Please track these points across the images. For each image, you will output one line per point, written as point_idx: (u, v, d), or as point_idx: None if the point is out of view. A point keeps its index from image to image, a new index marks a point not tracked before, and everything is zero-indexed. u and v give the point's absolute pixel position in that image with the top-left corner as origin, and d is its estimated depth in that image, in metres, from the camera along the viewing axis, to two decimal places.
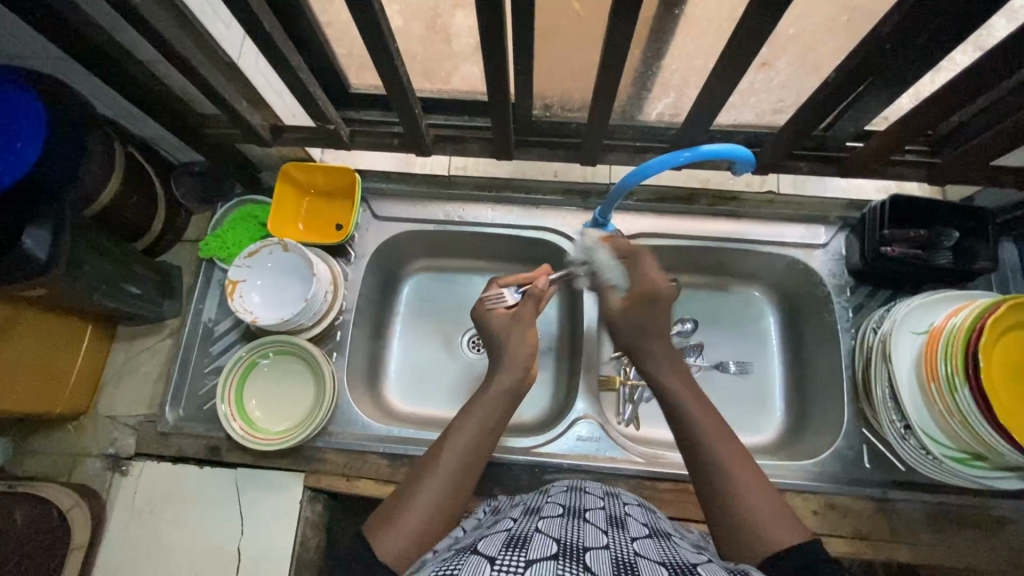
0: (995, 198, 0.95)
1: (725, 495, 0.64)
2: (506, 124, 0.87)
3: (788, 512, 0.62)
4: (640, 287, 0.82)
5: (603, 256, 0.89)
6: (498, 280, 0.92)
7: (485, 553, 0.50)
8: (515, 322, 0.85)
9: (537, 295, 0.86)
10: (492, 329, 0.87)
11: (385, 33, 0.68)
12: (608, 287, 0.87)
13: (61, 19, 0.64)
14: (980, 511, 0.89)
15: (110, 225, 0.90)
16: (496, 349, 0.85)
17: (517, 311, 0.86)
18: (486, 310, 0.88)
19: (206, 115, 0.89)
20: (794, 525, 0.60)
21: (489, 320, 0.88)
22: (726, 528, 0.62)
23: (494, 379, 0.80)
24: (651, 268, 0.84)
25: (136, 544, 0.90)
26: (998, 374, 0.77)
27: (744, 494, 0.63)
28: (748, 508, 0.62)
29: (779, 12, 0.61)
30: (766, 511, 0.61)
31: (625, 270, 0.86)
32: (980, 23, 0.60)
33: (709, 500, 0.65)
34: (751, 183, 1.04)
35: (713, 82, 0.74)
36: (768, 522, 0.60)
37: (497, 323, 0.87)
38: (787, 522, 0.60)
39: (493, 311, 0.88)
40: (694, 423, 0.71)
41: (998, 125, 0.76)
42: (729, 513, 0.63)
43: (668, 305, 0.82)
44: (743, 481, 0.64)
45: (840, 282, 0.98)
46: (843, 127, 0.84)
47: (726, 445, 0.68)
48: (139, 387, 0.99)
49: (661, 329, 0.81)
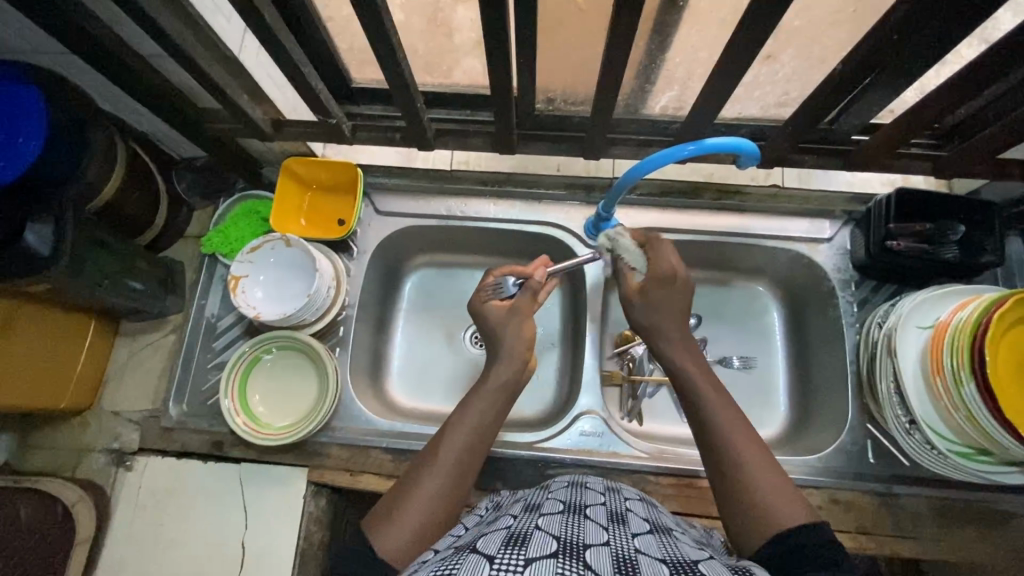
0: (1002, 191, 0.94)
1: (736, 486, 0.63)
2: (509, 118, 0.86)
3: (803, 504, 0.61)
4: (656, 270, 0.80)
5: (625, 242, 0.85)
6: (491, 271, 0.89)
7: (484, 552, 0.49)
8: (513, 315, 0.85)
9: (533, 288, 0.85)
10: (489, 321, 0.86)
11: (387, 27, 0.68)
12: (627, 271, 0.85)
13: (60, 13, 0.64)
14: (986, 506, 0.89)
15: (112, 221, 0.90)
16: (495, 341, 0.84)
17: (514, 303, 0.85)
18: (484, 303, 0.87)
19: (207, 110, 0.89)
20: (805, 514, 0.60)
21: (486, 316, 0.86)
22: (741, 520, 0.62)
23: (490, 373, 0.80)
24: (666, 251, 0.81)
25: (140, 539, 0.91)
26: (1004, 368, 0.77)
27: (756, 484, 0.63)
28: (758, 499, 0.61)
29: (784, 4, 0.60)
30: (778, 500, 0.61)
31: (642, 253, 0.84)
32: (988, 15, 0.59)
33: (720, 492, 0.65)
34: (756, 177, 1.04)
35: (717, 75, 0.73)
36: (779, 513, 0.60)
37: (495, 315, 0.86)
38: (798, 511, 0.60)
39: (489, 304, 0.86)
40: (703, 413, 0.70)
41: (1006, 117, 0.75)
42: (739, 505, 0.62)
43: (682, 290, 0.80)
44: (755, 472, 0.64)
45: (844, 276, 0.98)
46: (847, 120, 0.84)
47: (739, 435, 0.67)
48: (142, 383, 0.99)
49: (677, 312, 0.79)
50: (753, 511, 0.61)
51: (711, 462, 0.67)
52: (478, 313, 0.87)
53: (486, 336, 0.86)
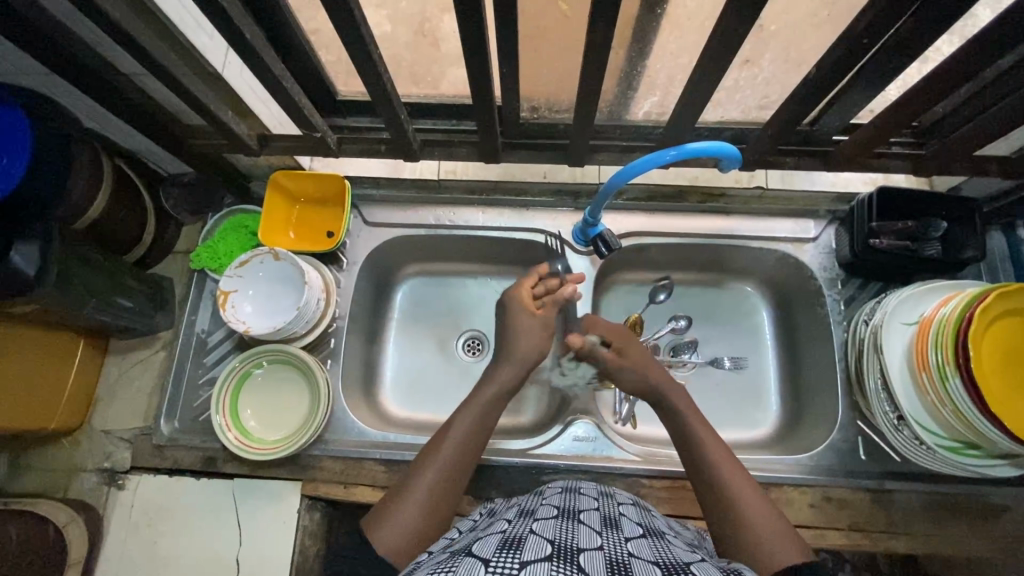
0: (983, 188, 0.95)
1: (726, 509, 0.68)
2: (493, 128, 0.87)
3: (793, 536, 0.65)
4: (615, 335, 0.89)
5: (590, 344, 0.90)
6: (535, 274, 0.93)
7: (479, 555, 0.49)
8: (538, 324, 0.88)
9: (560, 301, 0.90)
10: (512, 321, 0.89)
11: (368, 40, 0.68)
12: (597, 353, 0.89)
13: (45, 37, 0.65)
14: (979, 501, 0.89)
15: (99, 239, 0.90)
16: (510, 338, 0.88)
17: (544, 316, 0.89)
18: (513, 297, 0.90)
19: (194, 126, 0.89)
20: (791, 547, 0.64)
21: (513, 316, 0.89)
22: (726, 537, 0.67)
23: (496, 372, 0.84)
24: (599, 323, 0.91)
25: (133, 557, 0.90)
26: (990, 364, 0.77)
27: (750, 520, 0.66)
28: (739, 519, 0.66)
29: (759, 8, 0.61)
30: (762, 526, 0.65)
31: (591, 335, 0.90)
32: (956, 17, 0.60)
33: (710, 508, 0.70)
34: (740, 180, 1.02)
35: (696, 82, 0.74)
36: (774, 546, 0.63)
37: (522, 323, 0.88)
38: (786, 546, 0.63)
39: (512, 303, 0.90)
40: (701, 456, 0.74)
41: (983, 114, 0.76)
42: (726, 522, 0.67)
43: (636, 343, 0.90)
44: (743, 499, 0.68)
45: (830, 275, 0.99)
46: (827, 121, 0.85)
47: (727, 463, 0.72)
48: (133, 401, 0.99)
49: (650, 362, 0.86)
50: (742, 535, 0.65)
51: (708, 500, 0.70)
52: (508, 304, 0.90)
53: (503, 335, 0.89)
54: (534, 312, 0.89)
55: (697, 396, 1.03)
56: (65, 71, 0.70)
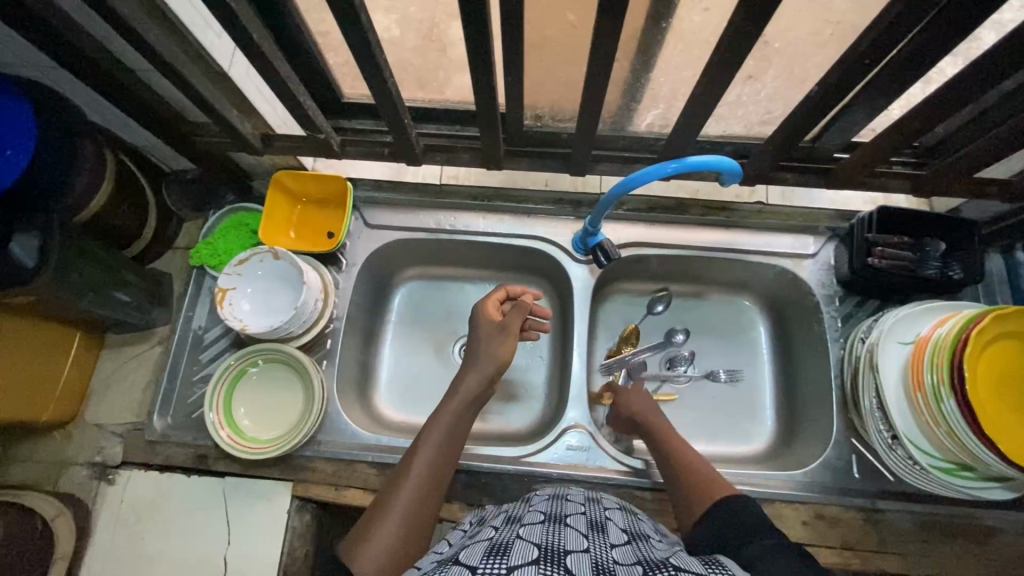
0: (982, 210, 0.95)
1: (683, 475, 0.77)
2: (496, 134, 0.87)
3: (724, 479, 0.75)
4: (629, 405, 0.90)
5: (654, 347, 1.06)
6: (504, 286, 0.93)
7: (467, 563, 0.49)
8: (498, 331, 0.87)
9: (525, 308, 0.89)
10: (478, 333, 0.88)
11: (373, 43, 0.68)
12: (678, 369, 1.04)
13: (47, 28, 0.64)
14: (970, 523, 0.89)
15: (99, 232, 0.89)
16: (473, 347, 0.88)
17: (505, 321, 0.88)
18: (478, 308, 0.90)
19: (199, 123, 0.89)
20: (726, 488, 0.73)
21: (478, 321, 0.89)
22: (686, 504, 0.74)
23: (462, 379, 0.83)
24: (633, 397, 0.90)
25: (120, 553, 0.90)
26: (984, 386, 0.77)
27: (701, 479, 0.75)
28: (695, 480, 0.76)
29: (763, 24, 0.61)
30: (709, 482, 0.75)
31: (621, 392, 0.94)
32: (956, 40, 0.61)
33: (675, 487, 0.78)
34: (741, 195, 1.05)
35: (699, 96, 0.74)
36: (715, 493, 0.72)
37: (484, 327, 0.89)
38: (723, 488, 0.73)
39: (480, 312, 0.90)
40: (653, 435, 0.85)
41: (983, 137, 0.77)
42: (686, 489, 0.76)
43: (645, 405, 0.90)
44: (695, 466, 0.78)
45: (829, 292, 0.99)
46: (829, 139, 0.86)
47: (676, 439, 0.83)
48: (127, 395, 0.99)
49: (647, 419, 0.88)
50: (697, 490, 0.74)
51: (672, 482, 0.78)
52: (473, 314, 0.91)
53: (467, 343, 0.89)
54: (497, 317, 0.90)
55: (693, 408, 1.03)
56: (68, 63, 0.70)
